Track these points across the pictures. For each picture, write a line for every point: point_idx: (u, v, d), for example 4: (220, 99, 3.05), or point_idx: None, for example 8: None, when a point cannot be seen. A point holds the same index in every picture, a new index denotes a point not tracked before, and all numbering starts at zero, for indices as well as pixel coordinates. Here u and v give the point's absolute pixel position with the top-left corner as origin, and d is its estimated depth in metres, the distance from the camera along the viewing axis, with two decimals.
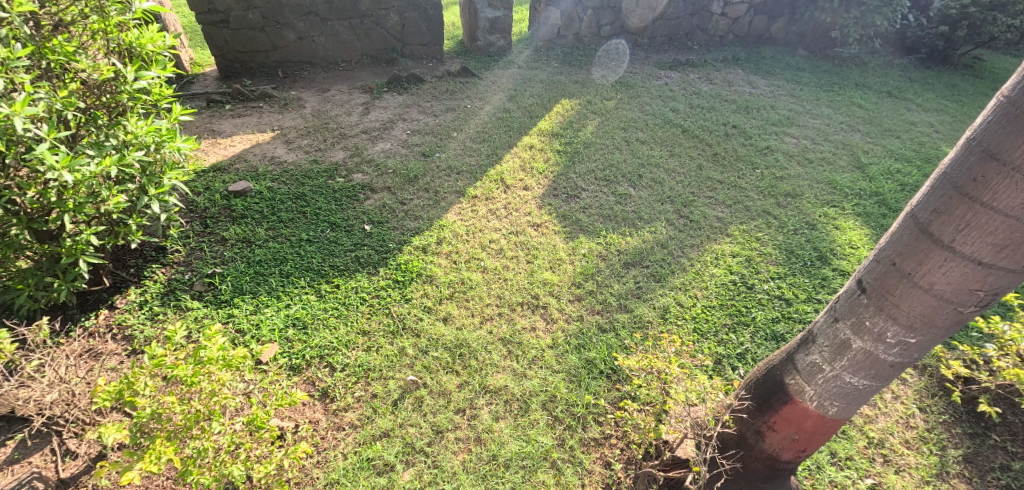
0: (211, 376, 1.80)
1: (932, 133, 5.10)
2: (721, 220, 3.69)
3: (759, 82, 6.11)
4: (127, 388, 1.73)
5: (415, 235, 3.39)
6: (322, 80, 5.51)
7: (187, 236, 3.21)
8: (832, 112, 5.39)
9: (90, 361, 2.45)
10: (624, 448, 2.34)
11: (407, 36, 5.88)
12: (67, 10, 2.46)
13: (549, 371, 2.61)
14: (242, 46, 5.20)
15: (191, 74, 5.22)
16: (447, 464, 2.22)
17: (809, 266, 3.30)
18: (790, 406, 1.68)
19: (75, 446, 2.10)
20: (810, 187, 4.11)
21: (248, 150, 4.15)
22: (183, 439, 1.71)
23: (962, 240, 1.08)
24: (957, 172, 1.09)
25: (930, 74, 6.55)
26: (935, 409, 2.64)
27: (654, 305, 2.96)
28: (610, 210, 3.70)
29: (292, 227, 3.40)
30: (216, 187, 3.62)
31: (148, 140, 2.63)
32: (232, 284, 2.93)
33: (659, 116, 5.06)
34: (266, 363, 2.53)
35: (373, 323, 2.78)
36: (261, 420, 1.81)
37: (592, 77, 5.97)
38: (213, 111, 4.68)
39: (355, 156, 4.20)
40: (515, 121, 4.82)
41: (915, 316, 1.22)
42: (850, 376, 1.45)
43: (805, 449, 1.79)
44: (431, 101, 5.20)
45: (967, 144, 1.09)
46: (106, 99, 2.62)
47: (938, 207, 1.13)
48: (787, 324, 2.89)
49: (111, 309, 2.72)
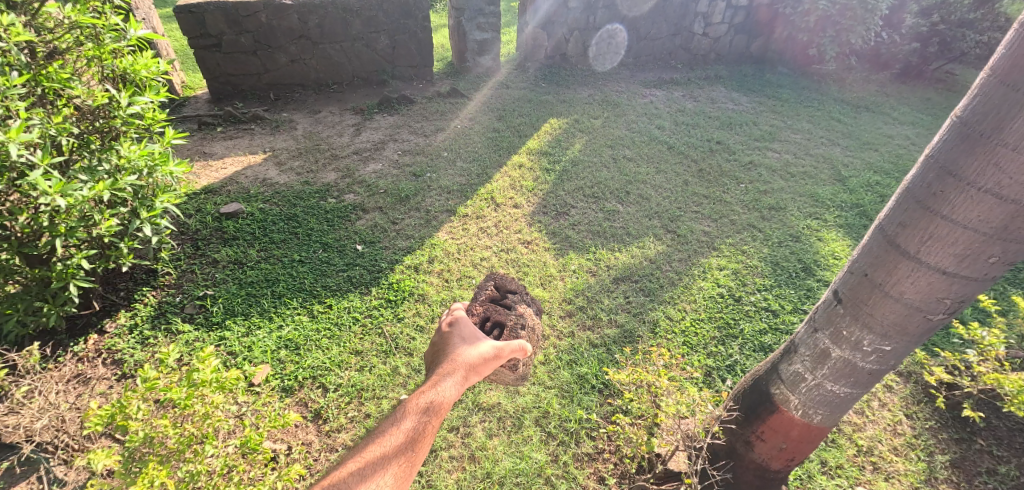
0: (204, 398, 1.80)
1: (909, 145, 5.26)
2: (708, 234, 3.77)
3: (741, 99, 6.28)
4: (119, 412, 1.72)
5: (407, 254, 3.42)
6: (313, 101, 5.58)
7: (179, 258, 3.22)
8: (812, 127, 5.54)
9: (79, 386, 2.44)
10: (617, 463, 2.35)
11: (398, 58, 5.97)
12: (63, 37, 2.51)
13: (541, 387, 2.63)
14: (234, 69, 5.27)
15: (183, 97, 5.27)
16: (441, 483, 2.23)
17: (794, 277, 3.37)
18: (776, 415, 1.72)
19: (64, 475, 2.03)
20: (793, 200, 4.20)
21: (239, 172, 4.17)
22: (176, 462, 1.69)
23: (927, 251, 1.14)
24: (917, 187, 1.16)
25: (905, 90, 6.78)
26: (922, 415, 2.69)
27: (645, 320, 3.01)
28: (599, 227, 3.77)
29: (285, 248, 3.41)
30: (208, 208, 3.63)
31: (141, 165, 2.66)
32: (224, 306, 2.93)
33: (646, 133, 5.18)
34: (258, 385, 2.53)
35: (366, 343, 2.80)
36: (255, 441, 1.79)
37: (579, 96, 6.11)
38: (204, 133, 4.72)
39: (347, 177, 4.23)
40: (505, 141, 4.91)
41: (888, 325, 1.27)
42: (831, 384, 1.50)
43: (793, 458, 1.83)
44: (422, 121, 5.28)
45: (926, 161, 1.15)
46: (99, 124, 2.65)
47: (903, 220, 1.18)
48: (775, 335, 2.94)
49: (101, 334, 2.72)
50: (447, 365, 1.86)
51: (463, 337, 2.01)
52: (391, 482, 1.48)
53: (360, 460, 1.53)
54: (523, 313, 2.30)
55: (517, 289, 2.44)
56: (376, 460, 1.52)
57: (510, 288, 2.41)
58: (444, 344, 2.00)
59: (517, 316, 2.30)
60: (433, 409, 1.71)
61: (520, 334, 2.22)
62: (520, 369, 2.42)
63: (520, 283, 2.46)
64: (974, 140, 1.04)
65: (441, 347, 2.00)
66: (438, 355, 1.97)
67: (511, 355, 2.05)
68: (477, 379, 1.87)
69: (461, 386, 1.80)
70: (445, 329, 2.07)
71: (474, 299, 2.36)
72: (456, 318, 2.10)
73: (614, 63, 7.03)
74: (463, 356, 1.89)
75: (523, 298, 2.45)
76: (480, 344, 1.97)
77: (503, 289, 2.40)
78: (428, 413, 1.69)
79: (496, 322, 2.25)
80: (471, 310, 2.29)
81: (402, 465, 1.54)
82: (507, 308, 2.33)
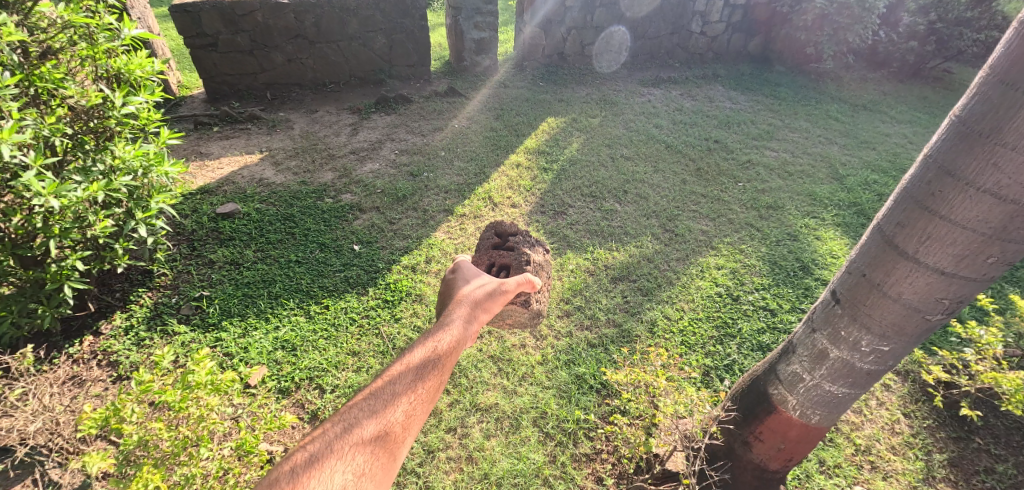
0: (199, 401, 1.78)
1: (907, 144, 5.26)
2: (706, 233, 3.77)
3: (738, 98, 6.28)
4: (114, 415, 1.70)
5: (404, 254, 3.41)
6: (310, 101, 5.56)
7: (175, 258, 3.20)
8: (810, 126, 5.55)
9: (74, 388, 2.42)
10: (615, 463, 2.34)
11: (395, 57, 5.96)
12: (56, 37, 2.49)
13: (539, 387, 2.63)
14: (230, 69, 5.25)
15: (179, 97, 5.24)
16: (438, 484, 2.22)
17: (792, 276, 3.37)
18: (775, 415, 1.71)
19: (58, 477, 2.05)
20: (790, 199, 4.20)
21: (236, 172, 4.15)
22: (171, 465, 1.67)
23: (925, 251, 1.13)
24: (916, 187, 1.15)
25: (902, 88, 6.79)
26: (919, 414, 2.69)
27: (642, 319, 3.00)
28: (596, 226, 3.76)
29: (281, 248, 3.40)
30: (204, 209, 3.62)
31: (136, 165, 2.64)
32: (220, 307, 2.92)
33: (643, 132, 5.17)
34: (254, 386, 2.51)
35: (363, 344, 2.79)
36: (251, 444, 1.77)
37: (577, 95, 6.10)
38: (200, 133, 4.69)
39: (344, 177, 4.22)
40: (503, 140, 4.90)
41: (886, 325, 1.27)
42: (830, 385, 1.49)
43: (792, 458, 1.82)
44: (419, 121, 5.26)
45: (924, 161, 1.15)
46: (94, 124, 2.62)
47: (901, 220, 1.18)
48: (773, 334, 2.94)
49: (96, 335, 2.70)
50: (454, 304, 1.85)
51: (467, 278, 2.08)
52: (403, 415, 1.38)
53: (367, 393, 1.44)
54: (525, 252, 2.43)
55: (518, 233, 2.59)
56: (386, 394, 1.41)
57: (510, 232, 2.56)
58: (449, 288, 2.05)
59: (521, 257, 2.43)
60: (444, 343, 1.62)
61: (525, 269, 2.35)
62: (534, 307, 2.54)
63: (521, 226, 2.61)
64: (973, 138, 1.03)
65: (447, 291, 2.04)
66: (444, 297, 2.02)
67: (518, 288, 2.10)
68: (486, 314, 1.89)
69: (469, 319, 1.78)
70: (449, 274, 2.16)
71: (480, 249, 2.54)
72: (459, 265, 2.21)
73: (619, 63, 7.04)
74: (468, 293, 1.91)
75: (526, 241, 2.60)
76: (484, 281, 2.03)
77: (504, 234, 2.56)
78: (438, 347, 1.59)
79: (501, 266, 2.41)
80: (478, 260, 2.47)
81: (416, 399, 1.43)
82: (511, 251, 2.48)
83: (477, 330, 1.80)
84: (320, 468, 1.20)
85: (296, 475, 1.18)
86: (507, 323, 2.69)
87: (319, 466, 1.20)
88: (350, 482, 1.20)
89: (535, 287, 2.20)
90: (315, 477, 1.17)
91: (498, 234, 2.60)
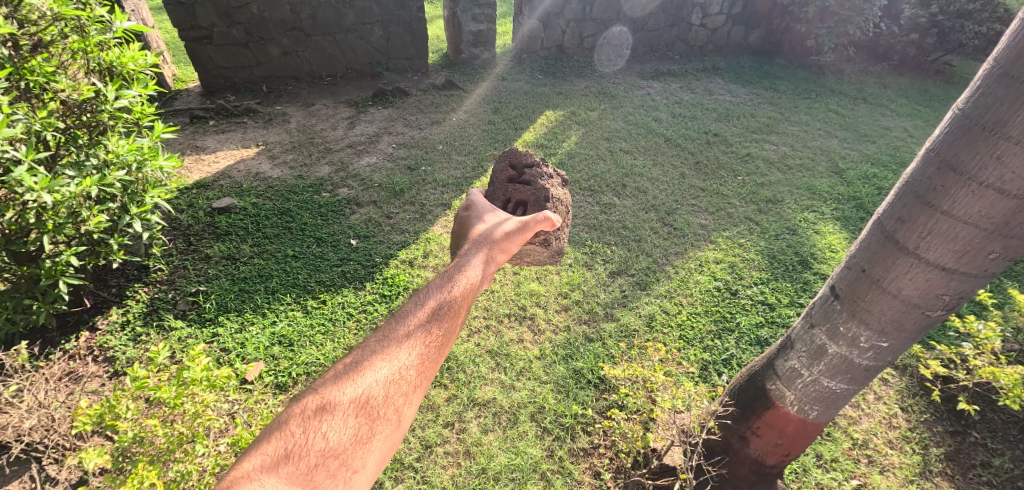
0: (194, 397, 1.78)
1: (906, 138, 5.24)
2: (705, 227, 3.75)
3: (738, 91, 6.24)
4: (108, 411, 1.69)
5: (401, 249, 3.40)
6: (307, 94, 5.52)
7: (171, 254, 3.18)
8: (810, 119, 5.52)
9: (70, 384, 2.42)
10: (612, 458, 2.34)
11: (392, 50, 5.91)
12: (47, 29, 2.46)
13: (537, 382, 2.62)
14: (226, 62, 5.19)
15: (174, 90, 5.19)
16: (436, 479, 2.22)
17: (790, 270, 3.36)
18: (772, 411, 1.71)
19: (55, 472, 2.07)
20: (790, 193, 4.19)
21: (232, 166, 4.12)
22: (165, 462, 1.65)
23: (926, 247, 1.12)
24: (917, 182, 1.13)
25: (903, 82, 6.76)
26: (917, 408, 2.69)
27: (641, 314, 3.00)
28: (595, 220, 3.74)
29: (278, 243, 3.38)
30: (200, 203, 3.59)
31: (130, 159, 2.62)
32: (217, 302, 2.90)
33: (643, 126, 5.14)
34: (251, 382, 2.50)
35: (361, 339, 2.78)
36: (246, 440, 1.75)
37: (576, 88, 6.06)
38: (196, 127, 4.65)
39: (340, 170, 4.19)
40: (500, 133, 4.87)
41: (885, 322, 1.25)
42: (828, 381, 1.49)
43: (789, 454, 1.81)
44: (417, 114, 5.23)
45: (926, 155, 1.13)
46: (86, 118, 2.59)
47: (902, 216, 1.16)
48: (771, 328, 2.93)
49: (93, 331, 2.69)
50: (469, 247, 1.87)
51: (483, 217, 2.10)
52: (417, 359, 1.41)
53: (379, 336, 1.45)
54: (543, 185, 2.40)
55: (535, 164, 2.54)
56: (399, 338, 1.43)
57: (526, 164, 2.52)
58: (464, 227, 2.09)
59: (539, 190, 2.40)
60: (457, 289, 1.64)
61: (544, 204, 2.34)
62: (555, 244, 2.44)
63: (537, 157, 2.56)
64: (976, 132, 1.01)
65: (462, 230, 2.08)
66: (460, 236, 2.05)
67: (539, 227, 2.13)
68: (504, 255, 1.93)
69: (484, 262, 1.81)
70: (464, 213, 2.19)
71: (495, 182, 2.50)
72: (474, 203, 2.23)
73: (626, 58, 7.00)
74: (483, 234, 1.93)
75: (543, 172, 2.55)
76: (501, 220, 2.05)
77: (520, 167, 2.52)
78: (452, 295, 1.61)
79: (517, 202, 2.39)
80: (494, 194, 2.45)
81: (429, 345, 1.45)
82: (527, 184, 2.44)
83: (493, 272, 1.85)
84: (332, 409, 1.23)
85: (309, 415, 1.22)
86: (526, 260, 2.50)
87: (331, 407, 1.24)
88: (364, 422, 1.24)
89: (555, 226, 2.21)
90: (327, 420, 1.21)
91: (513, 166, 2.55)
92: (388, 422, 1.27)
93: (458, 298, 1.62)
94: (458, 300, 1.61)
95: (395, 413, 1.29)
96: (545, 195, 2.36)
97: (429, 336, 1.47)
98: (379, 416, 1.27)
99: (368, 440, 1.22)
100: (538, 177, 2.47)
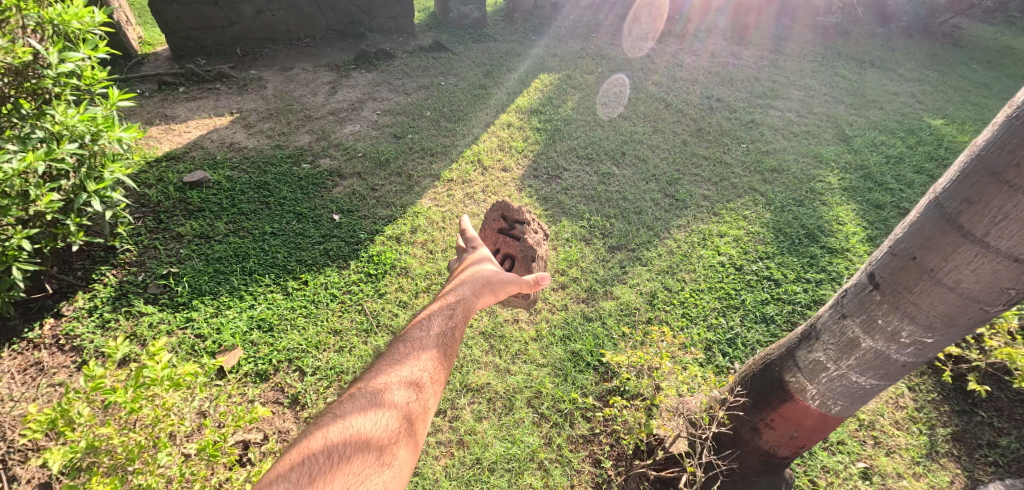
0: (154, 400, 1.61)
1: (914, 103, 5.03)
2: (708, 198, 3.57)
3: (742, 53, 5.95)
4: (61, 417, 1.52)
5: (388, 224, 3.19)
6: (284, 58, 5.17)
7: (140, 233, 2.94)
8: (816, 83, 5.27)
9: (35, 377, 2.26)
10: (613, 445, 2.22)
11: (375, 8, 5.59)
12: None
13: (533, 365, 2.49)
14: (194, 22, 4.74)
15: (140, 54, 4.82)
16: (427, 471, 2.10)
17: (797, 244, 3.21)
18: (789, 404, 1.57)
19: (21, 472, 1.94)
20: (796, 161, 4.00)
21: (204, 136, 3.85)
22: (125, 474, 1.50)
23: (998, 234, 0.95)
24: (993, 155, 0.96)
25: (910, 44, 6.51)
26: (924, 387, 2.60)
27: (641, 291, 2.84)
28: (593, 191, 3.54)
29: (255, 219, 3.16)
30: (170, 178, 3.33)
31: (82, 131, 2.36)
32: (190, 285, 2.71)
33: (642, 90, 4.88)
34: (227, 372, 2.34)
35: (345, 321, 2.62)
36: (214, 447, 1.60)
37: (571, 49, 5.73)
38: (165, 94, 4.33)
39: (322, 139, 3.93)
40: (492, 99, 4.59)
41: (935, 316, 1.09)
42: (856, 376, 1.34)
43: (803, 446, 1.68)
44: (402, 78, 4.91)
45: (1006, 123, 0.95)
46: (30, 84, 2.34)
47: (969, 195, 0.99)
48: (777, 305, 2.81)
49: (57, 317, 2.49)
50: (463, 284, 1.88)
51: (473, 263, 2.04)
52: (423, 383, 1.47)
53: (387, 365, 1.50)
54: (530, 244, 2.23)
55: (526, 219, 2.36)
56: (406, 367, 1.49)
57: (517, 217, 2.33)
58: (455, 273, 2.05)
59: (527, 247, 2.25)
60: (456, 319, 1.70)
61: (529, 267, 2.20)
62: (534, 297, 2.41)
63: (529, 211, 2.35)
64: None
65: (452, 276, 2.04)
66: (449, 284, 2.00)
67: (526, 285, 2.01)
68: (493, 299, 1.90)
69: (478, 300, 1.82)
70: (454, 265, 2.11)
71: (486, 231, 2.40)
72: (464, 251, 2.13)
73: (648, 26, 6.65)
74: (476, 275, 1.93)
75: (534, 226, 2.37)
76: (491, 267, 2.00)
77: (511, 219, 2.35)
78: (451, 325, 1.67)
79: (506, 256, 2.30)
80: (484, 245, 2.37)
81: (432, 373, 1.51)
82: (518, 239, 2.30)
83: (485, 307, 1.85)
84: (348, 435, 1.27)
85: (325, 439, 1.25)
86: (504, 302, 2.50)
87: (346, 434, 1.27)
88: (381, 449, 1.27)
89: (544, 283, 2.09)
90: (345, 444, 1.25)
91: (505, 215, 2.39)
92: (401, 445, 1.31)
93: (456, 328, 1.68)
94: (455, 330, 1.66)
95: (392, 455, 1.28)
96: (531, 256, 2.21)
97: (431, 362, 1.53)
98: (393, 441, 1.30)
99: (384, 463, 1.25)
100: (529, 234, 2.29)
